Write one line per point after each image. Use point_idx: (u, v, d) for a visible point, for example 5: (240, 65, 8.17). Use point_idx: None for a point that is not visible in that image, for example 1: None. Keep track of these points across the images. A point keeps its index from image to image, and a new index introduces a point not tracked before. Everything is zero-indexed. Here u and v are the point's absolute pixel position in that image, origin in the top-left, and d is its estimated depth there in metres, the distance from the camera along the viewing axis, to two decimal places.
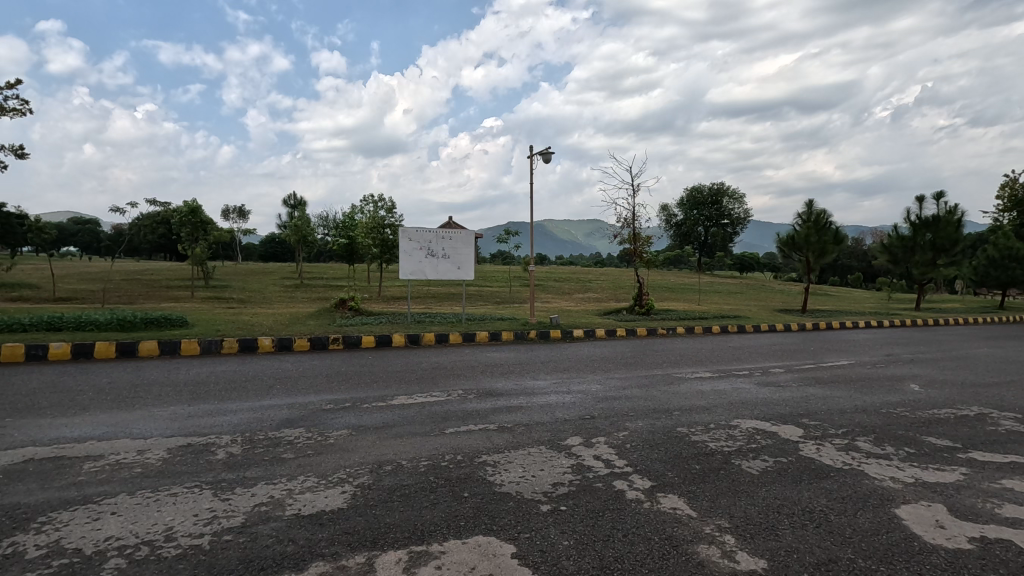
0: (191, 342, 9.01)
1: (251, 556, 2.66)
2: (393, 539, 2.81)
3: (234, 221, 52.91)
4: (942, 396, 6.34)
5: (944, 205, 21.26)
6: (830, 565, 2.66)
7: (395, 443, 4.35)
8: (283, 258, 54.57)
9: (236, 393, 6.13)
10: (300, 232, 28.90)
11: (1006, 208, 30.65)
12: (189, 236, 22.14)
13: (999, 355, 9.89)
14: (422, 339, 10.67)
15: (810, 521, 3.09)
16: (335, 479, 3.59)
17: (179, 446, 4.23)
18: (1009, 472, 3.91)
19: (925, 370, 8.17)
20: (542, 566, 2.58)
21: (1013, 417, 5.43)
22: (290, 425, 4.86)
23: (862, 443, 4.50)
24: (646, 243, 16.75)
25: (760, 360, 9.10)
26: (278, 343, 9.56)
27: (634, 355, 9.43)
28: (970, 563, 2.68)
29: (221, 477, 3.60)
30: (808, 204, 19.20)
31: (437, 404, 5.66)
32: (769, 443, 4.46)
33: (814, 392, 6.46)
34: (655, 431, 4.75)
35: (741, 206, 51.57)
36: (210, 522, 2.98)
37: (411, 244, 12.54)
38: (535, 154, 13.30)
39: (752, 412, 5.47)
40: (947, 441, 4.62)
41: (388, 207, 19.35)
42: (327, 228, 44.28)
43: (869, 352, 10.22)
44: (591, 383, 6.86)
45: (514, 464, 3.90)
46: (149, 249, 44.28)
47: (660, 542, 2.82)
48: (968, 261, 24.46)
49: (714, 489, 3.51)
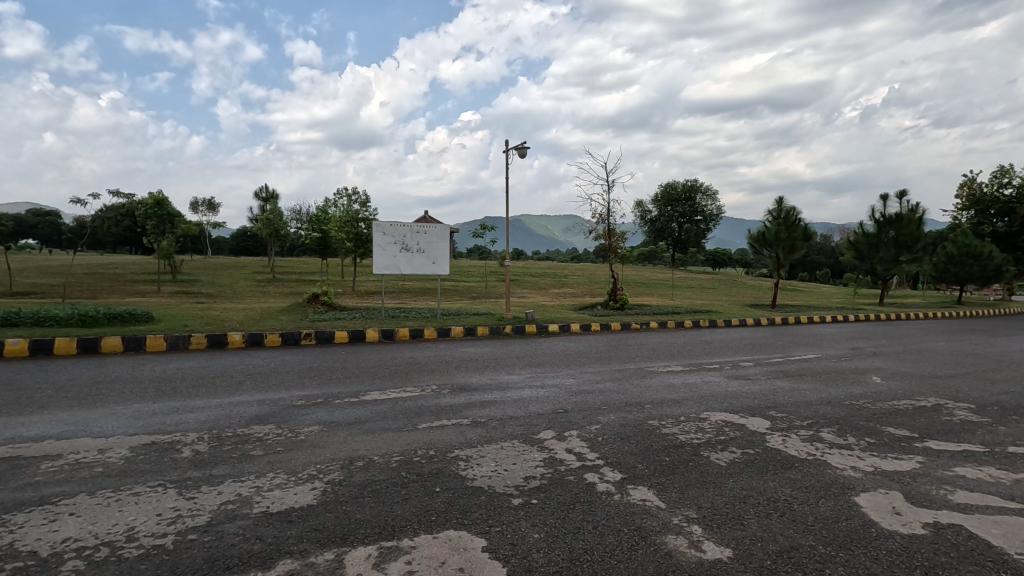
0: (157, 338, 8.77)
1: (216, 555, 2.61)
2: (363, 535, 2.80)
3: (203, 213, 51.64)
4: (902, 388, 6.57)
5: (906, 203, 21.96)
6: (791, 552, 2.73)
7: (368, 438, 4.32)
8: (255, 252, 53.50)
9: (205, 389, 6.00)
10: (272, 226, 28.22)
11: (964, 207, 31.70)
12: (156, 229, 21.35)
13: (957, 348, 10.28)
14: (396, 334, 10.59)
15: (774, 510, 3.17)
16: (304, 475, 3.55)
17: (143, 445, 4.11)
18: (962, 460, 4.07)
19: (887, 363, 8.46)
20: (512, 559, 2.60)
21: (968, 408, 5.66)
22: (260, 421, 4.76)
23: (825, 434, 4.64)
24: (621, 238, 16.86)
25: (731, 353, 9.31)
26: (249, 339, 9.38)
27: (607, 350, 9.54)
28: (923, 547, 2.79)
29: (186, 477, 3.51)
30: (778, 201, 19.60)
31: (411, 399, 5.63)
32: (736, 435, 4.55)
33: (782, 385, 6.63)
34: (627, 424, 4.80)
35: (713, 203, 52.38)
36: (174, 521, 2.91)
37: (385, 238, 12.39)
38: (511, 150, 13.33)
39: (721, 404, 5.60)
40: (905, 431, 4.79)
41: (362, 200, 19.03)
42: (299, 221, 43.44)
43: (836, 345, 10.53)
44: (565, 378, 6.90)
45: (486, 458, 3.91)
46: (114, 242, 43.06)
47: (629, 533, 2.86)
48: (929, 258, 25.38)
49: (682, 480, 3.57)
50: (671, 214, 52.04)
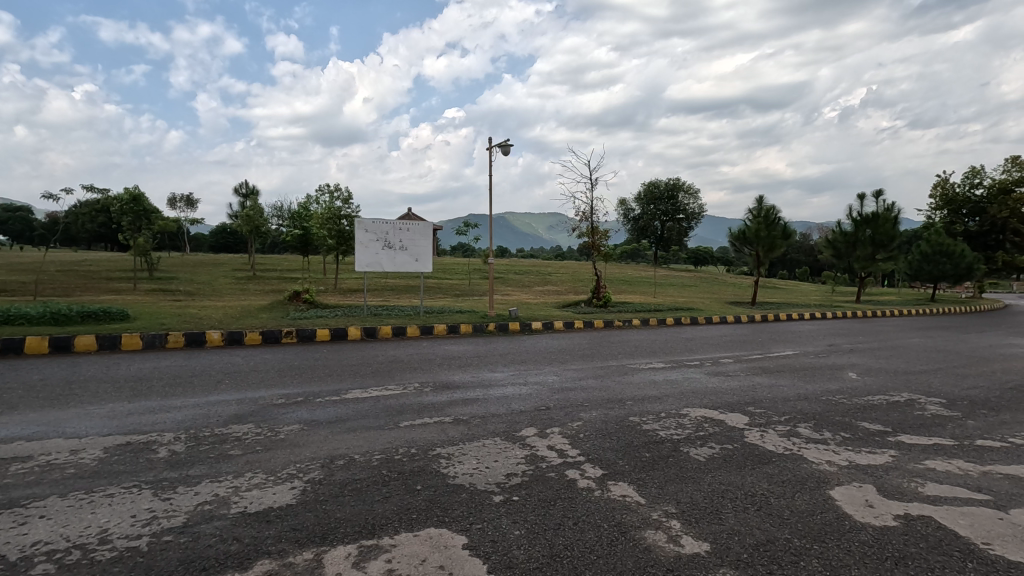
0: (132, 336, 8.60)
1: (192, 556, 2.57)
2: (343, 534, 2.78)
3: (182, 210, 50.75)
4: (877, 383, 6.73)
5: (882, 202, 22.44)
6: (767, 545, 2.78)
7: (349, 437, 4.30)
8: (235, 249, 52.77)
9: (182, 389, 5.89)
10: (252, 222, 27.72)
11: (938, 207, 32.44)
12: (132, 225, 20.86)
13: (929, 344, 10.54)
14: (379, 332, 10.53)
15: (751, 504, 3.22)
16: (284, 475, 3.51)
17: (117, 445, 4.03)
18: (933, 454, 4.18)
19: (863, 359, 8.65)
20: (493, 556, 2.60)
21: (939, 402, 5.82)
22: (239, 421, 4.70)
23: (802, 429, 4.72)
24: (604, 236, 16.93)
25: (712, 350, 9.44)
26: (228, 337, 9.25)
27: (589, 347, 9.59)
28: (894, 538, 2.86)
29: (162, 477, 3.46)
30: (758, 200, 19.90)
31: (393, 397, 5.60)
32: (715, 430, 4.62)
33: (760, 381, 6.75)
34: (608, 420, 4.85)
35: (695, 201, 52.87)
36: (148, 522, 2.87)
37: (367, 235, 12.29)
38: (494, 147, 13.32)
39: (700, 400, 5.67)
40: (879, 425, 4.90)
41: (344, 197, 18.85)
42: (280, 218, 42.94)
43: (813, 342, 10.72)
44: (548, 375, 6.94)
45: (467, 456, 3.90)
46: (89, 239, 42.16)
47: (609, 528, 2.88)
48: (904, 257, 25.96)
49: (662, 476, 3.61)
50: (653, 213, 52.43)
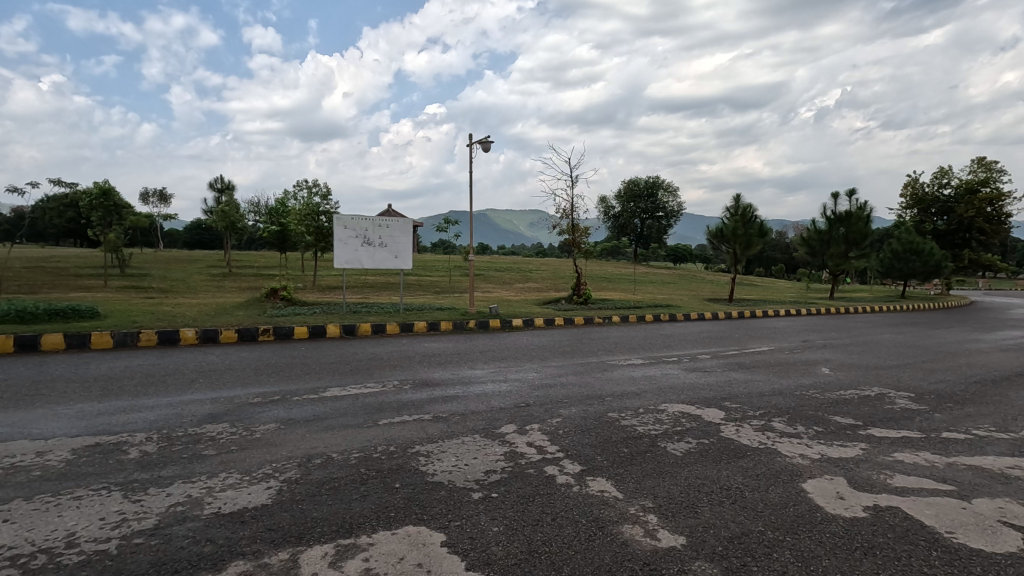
0: (103, 335, 8.38)
1: (164, 558, 2.53)
2: (320, 533, 2.75)
3: (154, 205, 49.47)
4: (848, 378, 6.89)
5: (855, 201, 22.92)
6: (742, 538, 2.83)
7: (326, 435, 4.25)
8: (210, 245, 51.67)
9: (153, 388, 5.75)
10: (228, 218, 27.14)
11: (908, 205, 33.24)
12: (102, 220, 20.24)
13: (899, 340, 10.82)
14: (357, 330, 10.42)
15: (726, 498, 3.28)
16: (259, 475, 3.46)
17: (86, 447, 3.92)
18: (901, 446, 4.30)
19: (835, 354, 8.84)
20: (471, 553, 2.60)
21: (908, 396, 5.98)
22: (213, 420, 4.62)
23: (776, 424, 4.81)
24: (584, 234, 16.99)
25: (689, 346, 9.56)
26: (202, 335, 9.07)
27: (570, 344, 9.64)
28: (863, 529, 2.94)
29: (133, 478, 3.39)
30: (736, 198, 20.15)
31: (372, 395, 5.55)
32: (692, 425, 4.68)
33: (736, 376, 6.86)
34: (587, 416, 4.88)
35: (674, 199, 53.45)
36: (118, 525, 2.80)
37: (346, 232, 12.17)
38: (474, 143, 13.24)
39: (678, 395, 5.75)
40: (850, 419, 5.02)
41: (323, 193, 18.59)
42: (257, 214, 42.22)
43: (788, 338, 10.93)
44: (528, 371, 6.95)
45: (447, 453, 3.90)
46: (57, 234, 40.90)
47: (587, 524, 2.91)
48: (876, 254, 26.54)
49: (640, 471, 3.65)
50: (633, 211, 52.82)
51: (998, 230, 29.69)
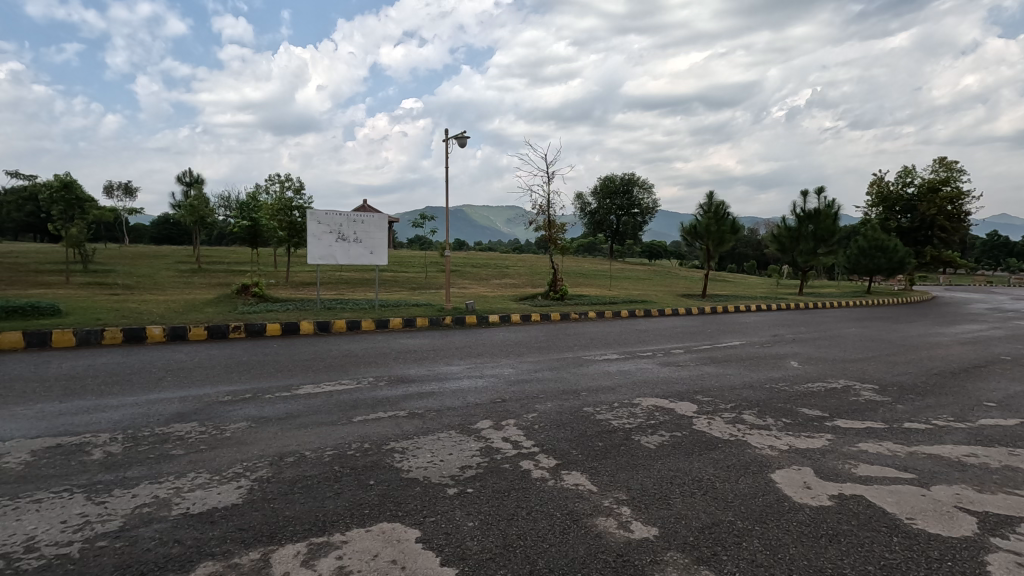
0: (64, 333, 8.10)
1: (129, 561, 2.46)
2: (291, 533, 2.71)
3: (119, 199, 47.93)
4: (816, 371, 7.08)
5: (823, 199, 23.51)
6: (712, 528, 2.89)
7: (298, 434, 4.18)
8: (178, 240, 50.34)
9: (118, 387, 5.59)
10: (197, 212, 26.43)
11: (874, 203, 34.22)
12: (63, 214, 19.47)
13: (864, 334, 11.17)
14: (332, 326, 10.29)
15: (698, 489, 3.34)
16: (229, 474, 3.39)
17: (46, 448, 3.79)
18: (866, 437, 4.44)
19: (804, 348, 9.08)
20: (446, 549, 2.60)
21: (872, 388, 6.17)
22: (181, 419, 4.51)
23: (747, 416, 4.92)
24: (560, 230, 17.05)
25: (663, 341, 9.71)
26: (170, 333, 8.83)
27: (546, 339, 9.70)
28: (829, 517, 3.03)
29: (97, 479, 3.29)
30: (709, 196, 20.47)
31: (347, 392, 5.50)
32: (666, 419, 4.75)
33: (708, 370, 6.99)
34: (563, 411, 4.91)
35: (649, 196, 54.06)
36: (80, 528, 2.72)
37: (320, 227, 11.98)
38: (450, 139, 13.17)
39: (652, 390, 5.82)
40: (818, 411, 5.16)
41: (296, 187, 18.26)
42: (227, 209, 41.25)
43: (759, 332, 11.18)
44: (504, 367, 6.94)
45: (422, 449, 3.89)
46: (14, 228, 39.29)
47: (562, 517, 2.93)
48: (844, 251, 27.27)
49: (614, 464, 3.69)
50: (609, 207, 53.19)
51: (957, 228, 30.82)
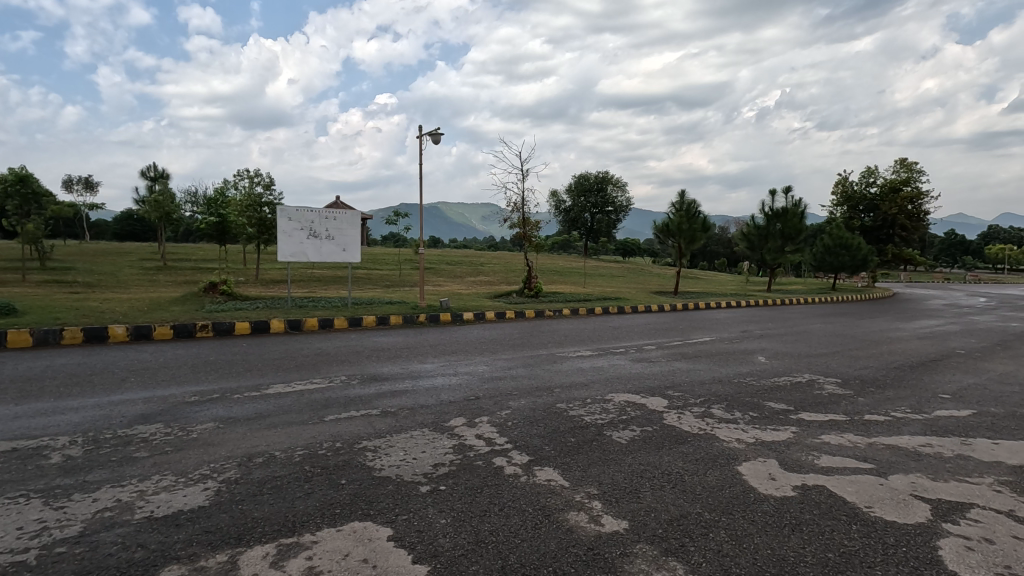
0: (20, 334, 7.78)
1: (88, 567, 2.39)
2: (261, 533, 2.68)
3: (80, 194, 46.16)
4: (782, 366, 7.27)
5: (790, 199, 24.13)
6: (680, 520, 2.95)
7: (268, 434, 4.11)
8: (142, 236, 48.67)
9: (80, 389, 5.42)
10: (162, 209, 25.63)
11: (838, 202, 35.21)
12: (18, 209, 18.65)
13: (829, 330, 11.51)
14: (304, 324, 10.15)
15: (668, 482, 3.40)
16: (195, 476, 3.32)
17: (1, 453, 3.65)
18: (828, 429, 4.59)
19: (772, 344, 9.31)
20: (418, 546, 2.59)
21: (835, 382, 6.39)
22: (145, 421, 4.38)
23: (716, 410, 5.03)
24: (535, 227, 17.09)
25: (636, 338, 9.83)
26: (134, 332, 8.58)
27: (520, 337, 9.73)
28: (792, 507, 3.12)
29: (55, 484, 3.18)
30: (681, 195, 20.80)
31: (318, 391, 5.43)
32: (637, 414, 4.82)
33: (679, 366, 7.10)
34: (536, 408, 4.94)
35: (623, 194, 54.59)
36: (37, 534, 2.63)
37: (290, 224, 11.76)
38: (423, 135, 13.07)
39: (624, 385, 5.91)
40: (784, 405, 5.30)
41: (265, 183, 17.87)
42: (194, 205, 40.08)
43: (729, 329, 11.40)
44: (478, 365, 6.96)
45: (395, 448, 3.87)
46: None
47: (534, 512, 2.96)
48: (810, 248, 27.98)
49: (586, 459, 3.74)
50: (584, 205, 53.48)
51: (917, 227, 31.95)
